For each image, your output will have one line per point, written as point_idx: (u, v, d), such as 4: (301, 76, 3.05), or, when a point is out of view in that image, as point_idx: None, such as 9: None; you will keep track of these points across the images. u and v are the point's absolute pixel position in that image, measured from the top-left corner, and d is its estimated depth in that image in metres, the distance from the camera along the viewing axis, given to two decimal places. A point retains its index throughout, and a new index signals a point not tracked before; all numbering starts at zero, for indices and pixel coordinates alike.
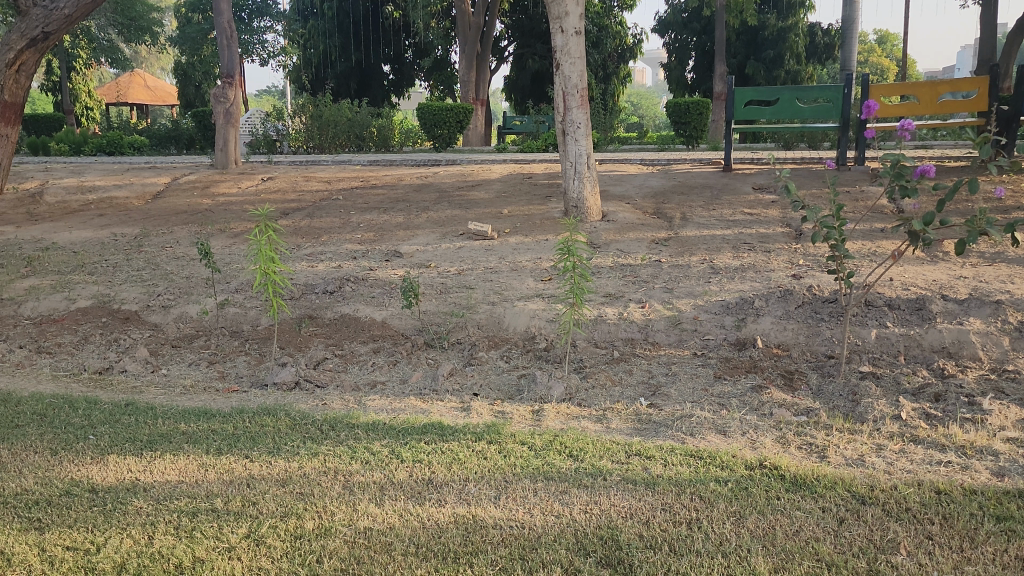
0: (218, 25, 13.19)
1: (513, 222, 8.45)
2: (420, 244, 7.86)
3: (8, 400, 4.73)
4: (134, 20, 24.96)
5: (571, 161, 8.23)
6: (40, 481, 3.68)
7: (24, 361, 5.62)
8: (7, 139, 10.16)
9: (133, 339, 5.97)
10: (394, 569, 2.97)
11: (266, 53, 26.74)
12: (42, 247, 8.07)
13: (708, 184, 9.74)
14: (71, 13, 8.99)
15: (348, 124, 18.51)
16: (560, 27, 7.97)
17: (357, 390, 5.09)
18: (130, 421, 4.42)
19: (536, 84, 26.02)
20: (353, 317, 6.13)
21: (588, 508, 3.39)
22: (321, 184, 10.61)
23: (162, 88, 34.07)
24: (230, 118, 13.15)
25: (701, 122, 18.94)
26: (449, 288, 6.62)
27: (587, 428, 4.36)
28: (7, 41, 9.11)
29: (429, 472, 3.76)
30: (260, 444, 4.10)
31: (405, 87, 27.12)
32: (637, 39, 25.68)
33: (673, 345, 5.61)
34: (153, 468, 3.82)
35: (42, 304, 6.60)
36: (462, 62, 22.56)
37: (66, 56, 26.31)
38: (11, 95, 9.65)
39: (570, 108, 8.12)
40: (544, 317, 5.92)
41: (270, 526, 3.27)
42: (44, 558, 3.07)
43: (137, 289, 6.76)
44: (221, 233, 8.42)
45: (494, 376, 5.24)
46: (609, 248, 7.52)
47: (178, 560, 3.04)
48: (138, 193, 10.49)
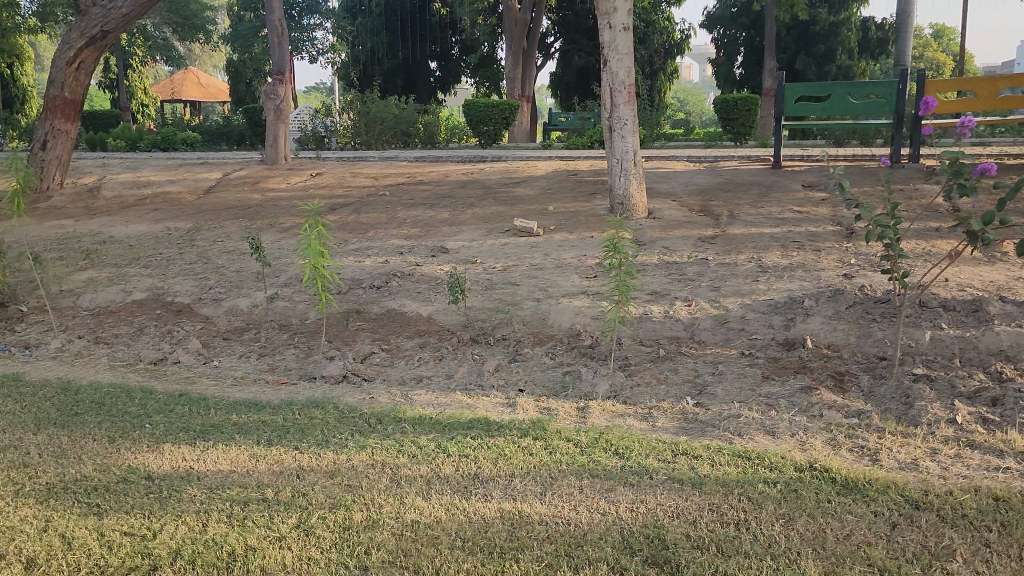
0: (269, 23, 13.27)
1: (559, 219, 8.44)
2: (466, 240, 7.90)
3: (68, 388, 4.87)
4: (187, 19, 25.41)
5: (617, 158, 8.19)
6: (98, 468, 3.78)
7: (82, 351, 5.77)
8: (66, 135, 10.83)
9: (186, 331, 6.10)
10: (441, 562, 3.00)
11: (315, 50, 27.20)
12: (100, 240, 8.28)
13: (756, 182, 9.62)
14: (130, 11, 10.10)
15: (394, 121, 18.79)
16: (607, 24, 7.95)
17: (403, 384, 5.12)
18: (183, 411, 4.52)
19: (581, 80, 25.91)
20: (400, 312, 6.20)
21: (634, 507, 3.38)
22: (368, 180, 10.71)
23: (215, 86, 34.76)
24: (281, 114, 13.28)
25: (748, 118, 18.66)
26: (495, 284, 6.64)
27: (632, 426, 4.34)
28: (68, 40, 10.16)
29: (475, 467, 3.79)
30: (309, 436, 4.16)
31: (451, 83, 27.07)
32: (686, 34, 25.34)
33: (719, 344, 5.56)
34: (206, 457, 3.90)
35: (99, 296, 6.77)
36: (509, 59, 22.49)
37: (122, 53, 26.96)
38: (71, 92, 10.51)
39: (617, 105, 8.08)
40: (589, 314, 5.93)
41: (319, 517, 3.32)
42: (103, 543, 3.15)
43: (190, 282, 6.91)
44: (271, 228, 8.55)
45: (540, 373, 5.25)
46: (655, 246, 7.47)
47: (231, 548, 3.11)
48: (190, 187, 10.71)
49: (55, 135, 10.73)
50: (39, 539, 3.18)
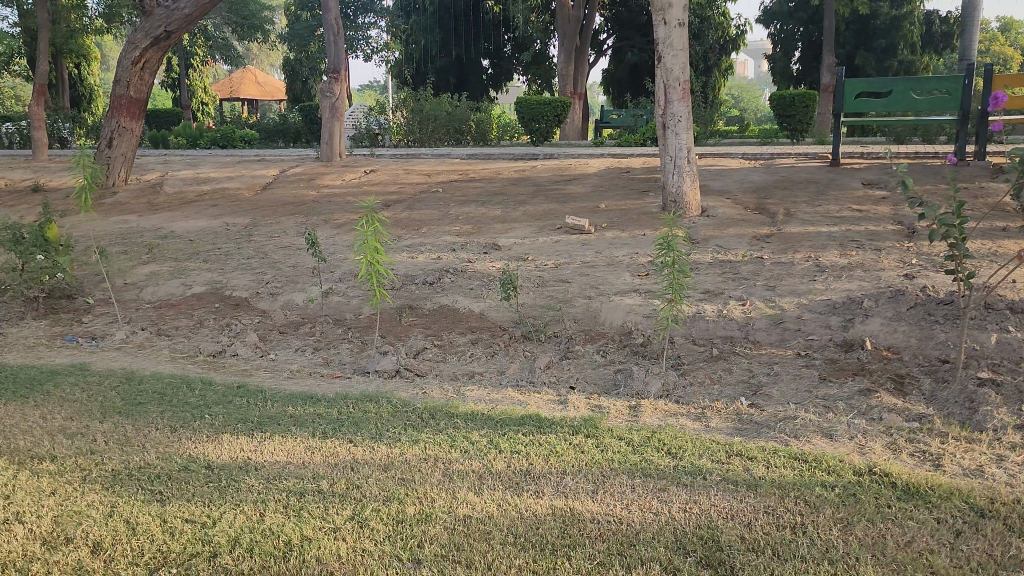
0: (326, 21, 13.44)
1: (610, 217, 8.40)
2: (518, 238, 7.90)
3: (131, 378, 5.02)
4: (246, 19, 25.93)
5: (671, 155, 8.12)
6: (161, 456, 3.89)
7: (145, 343, 5.94)
8: (131, 133, 11.12)
9: (243, 324, 6.23)
10: (493, 557, 3.01)
11: (370, 49, 27.50)
12: (161, 235, 8.50)
13: (813, 179, 9.44)
14: (191, 12, 10.41)
15: (447, 118, 18.93)
16: (663, 19, 7.88)
17: (455, 380, 5.16)
18: (241, 402, 4.62)
19: (634, 77, 25.75)
20: (452, 309, 6.24)
21: (687, 507, 3.35)
22: (421, 178, 10.79)
23: (273, 85, 35.39)
24: (336, 112, 13.44)
25: (806, 115, 18.28)
26: (546, 282, 6.64)
27: (685, 425, 4.30)
28: (133, 40, 10.49)
29: (527, 463, 3.79)
30: (363, 430, 4.21)
31: (504, 81, 27.02)
32: (741, 30, 24.99)
33: (774, 344, 5.47)
34: (263, 448, 3.98)
35: (161, 289, 6.95)
36: (561, 56, 22.39)
37: (184, 53, 27.66)
38: (135, 91, 10.80)
39: (671, 101, 8.00)
40: (641, 312, 5.90)
41: (373, 509, 3.36)
42: (165, 529, 3.24)
43: (248, 277, 7.06)
44: (326, 224, 8.68)
45: (591, 371, 5.23)
46: (709, 244, 7.39)
47: (288, 537, 3.16)
48: (248, 184, 10.93)
49: (120, 133, 11.03)
50: (105, 524, 3.28)
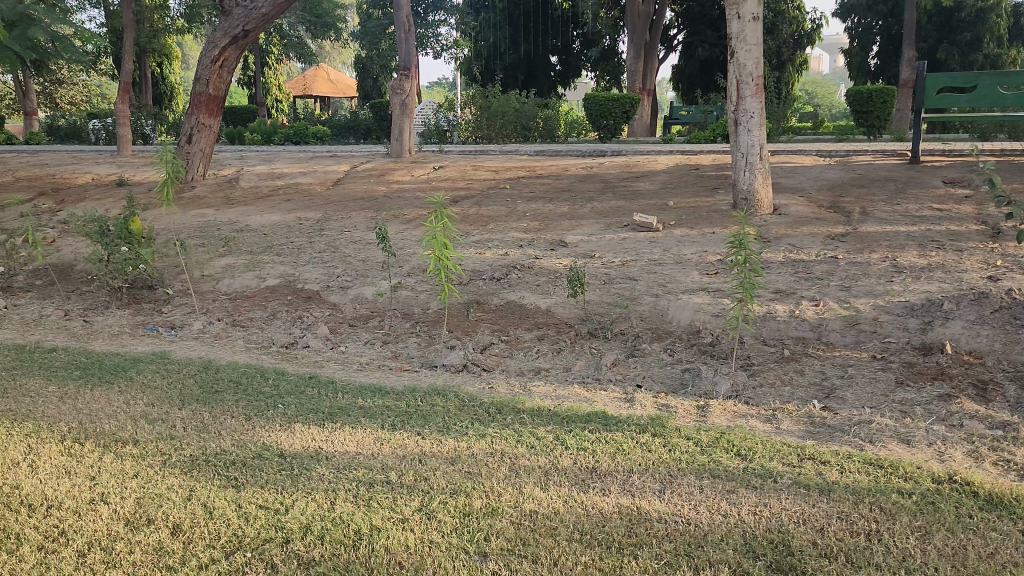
0: (397, 19, 13.61)
1: (679, 214, 8.30)
2: (585, 235, 7.87)
3: (209, 367, 5.19)
4: (320, 17, 26.49)
5: (742, 152, 7.98)
6: (236, 443, 4.00)
7: (221, 333, 6.12)
8: (210, 130, 11.46)
9: (315, 317, 6.36)
10: (559, 553, 3.01)
11: (440, 46, 27.80)
12: (237, 228, 8.73)
13: (892, 178, 9.14)
14: (268, 11, 10.73)
15: (515, 115, 19.03)
16: (737, 14, 7.75)
17: (521, 375, 5.17)
18: (313, 393, 4.72)
19: (704, 72, 25.37)
20: (519, 304, 6.27)
21: (757, 510, 3.29)
22: (489, 174, 10.84)
23: (344, 83, 35.93)
24: (406, 109, 13.60)
25: (885, 110, 17.70)
26: (614, 279, 6.60)
27: (755, 427, 4.22)
28: (213, 39, 10.82)
29: (593, 461, 3.78)
30: (431, 423, 4.26)
31: (573, 78, 26.92)
32: (817, 24, 24.38)
33: (848, 346, 5.34)
34: (334, 438, 4.06)
35: (236, 282, 7.16)
36: (630, 52, 22.19)
37: (260, 51, 28.38)
38: (214, 88, 11.12)
39: (744, 97, 7.86)
40: (710, 311, 5.82)
41: (440, 502, 3.40)
42: (240, 513, 3.34)
43: (319, 270, 7.21)
44: (396, 219, 8.80)
45: (659, 369, 5.17)
46: (781, 243, 7.23)
47: (358, 526, 3.22)
48: (320, 179, 11.16)
49: (200, 129, 11.38)
50: (184, 507, 3.39)
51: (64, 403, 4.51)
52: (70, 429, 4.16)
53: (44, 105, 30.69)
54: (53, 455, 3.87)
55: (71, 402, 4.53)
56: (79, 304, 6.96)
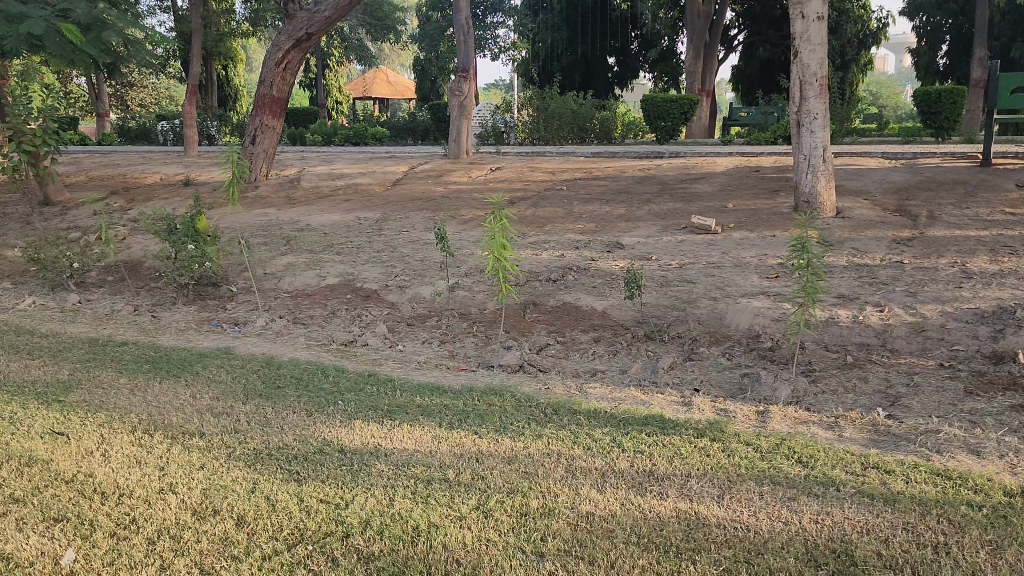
0: (456, 21, 13.71)
1: (738, 217, 8.19)
2: (642, 236, 7.83)
3: (272, 363, 5.30)
4: (380, 20, 26.88)
5: (805, 154, 7.85)
6: (297, 438, 4.08)
7: (283, 330, 6.25)
8: (273, 130, 11.72)
9: (373, 316, 6.45)
10: (617, 556, 3.00)
11: (498, 48, 28.04)
12: (299, 228, 8.90)
13: (961, 180, 8.88)
14: (330, 14, 10.91)
15: (572, 116, 19.07)
16: (800, 13, 7.62)
17: (578, 376, 5.17)
18: (372, 391, 4.79)
19: (764, 72, 24.98)
20: (576, 305, 6.27)
21: (819, 519, 3.23)
22: (546, 175, 10.85)
23: (404, 84, 36.43)
24: (464, 111, 13.70)
25: (954, 111, 17.19)
26: (671, 282, 6.55)
27: (816, 434, 4.14)
28: (277, 42, 11.04)
29: (651, 464, 3.76)
30: (488, 422, 4.29)
31: (630, 79, 26.79)
32: (883, 23, 23.78)
33: (914, 354, 5.20)
34: (393, 435, 4.12)
35: (297, 280, 7.30)
36: (689, 53, 21.97)
37: (322, 54, 28.90)
38: (277, 90, 11.35)
39: (807, 98, 7.73)
40: (770, 316, 5.73)
41: (497, 501, 3.42)
42: (302, 507, 3.40)
43: (378, 269, 7.32)
44: (453, 220, 8.87)
45: (717, 373, 5.11)
46: (844, 246, 7.08)
47: (416, 522, 3.26)
48: (379, 180, 11.32)
49: (264, 130, 11.66)
50: (248, 499, 3.47)
51: (134, 395, 4.67)
52: (140, 421, 4.29)
53: (116, 106, 31.76)
54: (125, 445, 4.00)
55: (141, 394, 4.68)
56: (147, 299, 7.17)
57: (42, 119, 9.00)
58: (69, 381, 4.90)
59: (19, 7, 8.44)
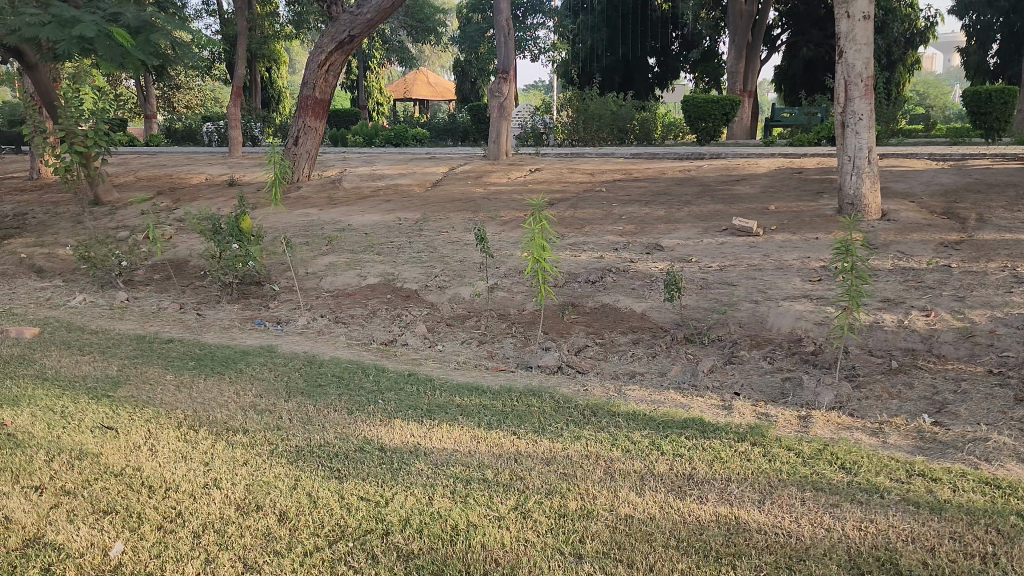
0: (497, 23, 13.75)
1: (781, 219, 8.10)
2: (682, 238, 7.78)
3: (314, 361, 5.37)
4: (421, 22, 27.03)
5: (850, 155, 7.73)
6: (338, 436, 4.13)
7: (324, 329, 6.32)
8: (315, 131, 11.87)
9: (413, 316, 6.50)
10: (656, 560, 2.98)
11: (537, 48, 28.12)
12: (340, 228, 8.99)
13: (1012, 183, 8.66)
14: (373, 16, 10.99)
15: (611, 117, 19.09)
16: (846, 12, 7.50)
17: (616, 379, 5.15)
18: (411, 390, 4.83)
19: (808, 72, 24.65)
20: (614, 307, 6.25)
21: (862, 526, 3.18)
22: (585, 176, 10.83)
23: (444, 86, 36.72)
24: (503, 112, 13.74)
25: (1005, 112, 16.79)
26: (711, 284, 6.50)
27: (860, 440, 4.08)
28: (320, 44, 11.16)
29: (690, 467, 3.73)
30: (526, 423, 4.30)
31: (670, 79, 26.62)
32: (931, 22, 23.31)
33: (962, 359, 5.09)
34: (433, 435, 4.15)
35: (338, 279, 7.39)
36: (731, 53, 21.76)
37: (363, 56, 29.17)
38: (320, 92, 11.47)
39: (852, 99, 7.61)
40: (812, 319, 5.65)
41: (535, 501, 3.43)
42: (343, 504, 3.45)
43: (418, 270, 7.37)
44: (493, 221, 8.89)
45: (758, 377, 5.06)
46: (889, 249, 6.96)
47: (455, 522, 3.28)
48: (419, 181, 11.40)
49: (306, 131, 11.82)
50: (290, 495, 3.52)
51: (180, 392, 4.76)
52: (186, 417, 4.38)
53: (163, 108, 32.39)
54: (171, 440, 4.09)
55: (187, 391, 4.78)
56: (192, 298, 7.31)
57: (93, 120, 9.22)
58: (117, 376, 5.02)
59: (72, 12, 8.67)
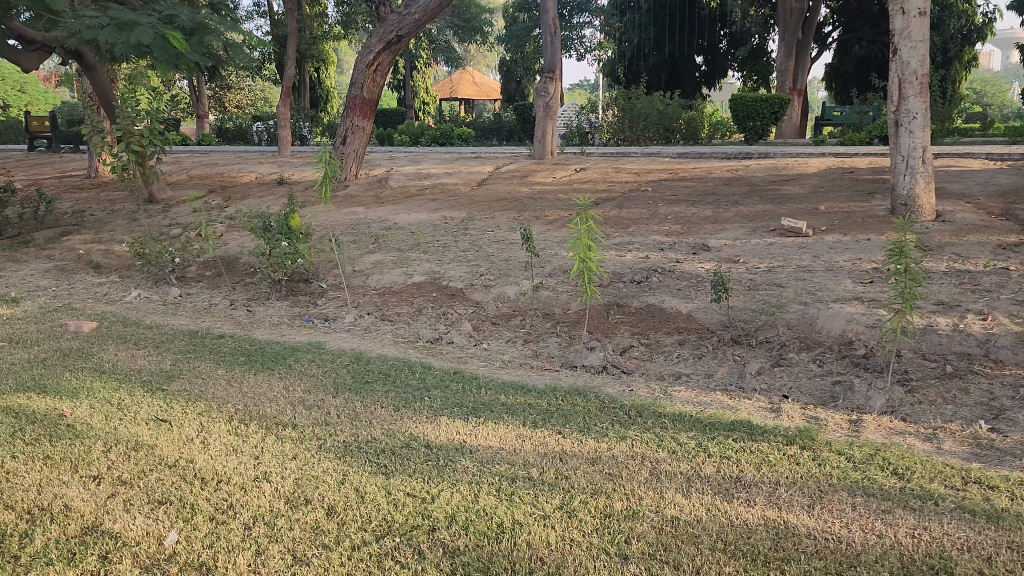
0: (544, 22, 13.76)
1: (831, 219, 7.96)
2: (729, 238, 7.69)
3: (361, 358, 5.44)
4: (467, 21, 27.20)
5: (903, 155, 7.58)
6: (385, 432, 4.18)
7: (371, 326, 6.39)
8: (363, 131, 12.01)
9: (458, 314, 6.54)
10: (702, 563, 2.96)
11: (584, 48, 28.18)
12: (386, 227, 9.08)
13: None
14: (420, 16, 11.05)
15: (658, 116, 18.86)
16: (901, 9, 7.34)
17: (662, 379, 5.12)
18: (457, 387, 4.86)
19: (860, 70, 24.20)
20: (660, 308, 6.21)
21: (915, 533, 3.12)
22: (631, 176, 10.77)
23: (489, 85, 36.63)
24: (549, 112, 13.72)
25: None
26: (759, 285, 6.43)
27: (913, 445, 3.99)
28: (369, 45, 11.27)
29: (738, 470, 3.70)
30: (572, 422, 4.29)
31: (717, 78, 26.34)
32: (989, 18, 22.67)
33: (1021, 365, 4.95)
34: (478, 432, 4.17)
35: (385, 277, 7.46)
36: (781, 51, 21.44)
37: (410, 55, 29.41)
38: (368, 92, 11.59)
39: (906, 97, 7.44)
40: (864, 321, 5.54)
41: (581, 501, 3.43)
42: (389, 499, 3.48)
43: (463, 268, 7.41)
44: (538, 220, 8.90)
45: (807, 380, 4.99)
46: (944, 251, 6.80)
47: (500, 519, 3.30)
48: (465, 180, 11.45)
49: (354, 131, 11.95)
50: (338, 490, 3.57)
51: (231, 386, 4.86)
52: (237, 410, 4.48)
53: (215, 108, 33.01)
54: (222, 433, 4.17)
55: (237, 385, 4.88)
56: (243, 294, 7.44)
57: (148, 121, 9.43)
58: (171, 371, 5.14)
59: (130, 15, 8.88)
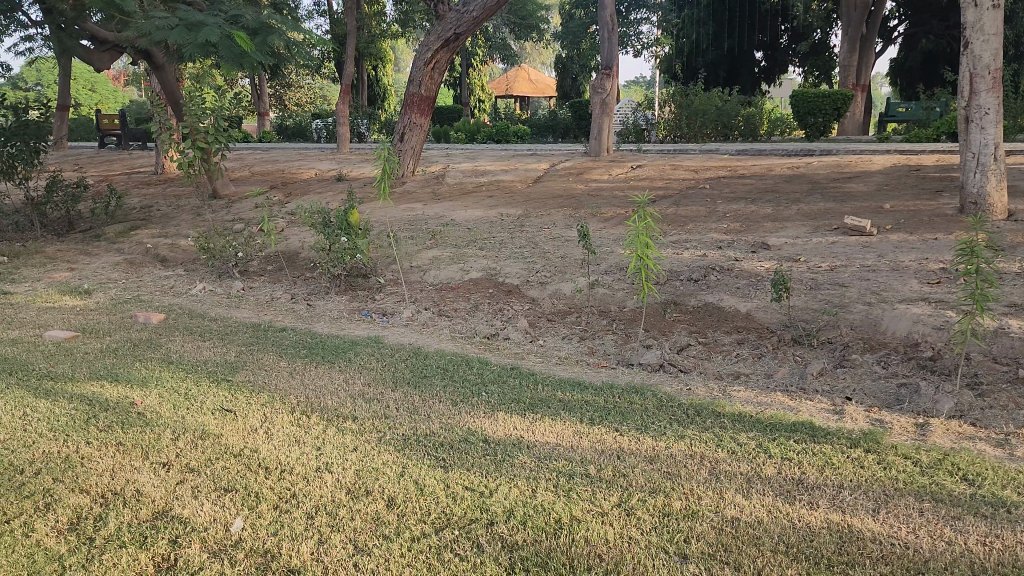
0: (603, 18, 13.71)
1: (897, 218, 7.75)
2: (790, 237, 7.56)
3: (419, 353, 5.50)
4: (524, 19, 27.32)
5: (973, 152, 7.35)
6: (443, 427, 4.21)
7: (429, 321, 6.45)
8: (420, 128, 12.11)
9: (515, 310, 6.56)
10: (764, 564, 2.92)
11: (641, 44, 27.96)
12: (443, 223, 9.15)
13: None
14: (478, 14, 11.11)
15: (716, 113, 18.59)
16: (973, 1, 7.11)
17: (720, 379, 5.06)
18: (514, 383, 4.88)
19: (928, 64, 23.56)
20: (718, 307, 6.15)
21: (986, 541, 3.03)
22: (689, 173, 10.67)
23: (545, 82, 36.34)
24: (606, 108, 13.64)
25: None
26: (821, 284, 6.31)
27: (984, 451, 3.88)
28: (427, 42, 11.37)
29: (799, 472, 3.64)
30: (630, 420, 4.27)
31: (777, 73, 25.90)
32: None
33: None
34: (535, 429, 4.18)
35: (442, 273, 7.52)
36: (844, 45, 20.97)
37: (467, 53, 29.59)
38: (426, 89, 11.69)
39: (978, 92, 7.21)
40: (931, 323, 5.39)
41: (639, 499, 3.41)
42: (448, 493, 3.51)
43: (520, 265, 7.43)
44: (594, 217, 8.87)
45: (870, 382, 4.88)
46: (1016, 252, 6.57)
47: (558, 515, 3.30)
48: (521, 177, 11.48)
49: (411, 128, 12.06)
50: (397, 482, 3.61)
51: (293, 378, 4.96)
52: (299, 402, 4.57)
53: (277, 106, 33.70)
54: (285, 424, 4.26)
55: (299, 377, 4.98)
56: (303, 289, 7.58)
57: (212, 119, 9.66)
58: (236, 362, 5.27)
59: (197, 16, 9.10)
